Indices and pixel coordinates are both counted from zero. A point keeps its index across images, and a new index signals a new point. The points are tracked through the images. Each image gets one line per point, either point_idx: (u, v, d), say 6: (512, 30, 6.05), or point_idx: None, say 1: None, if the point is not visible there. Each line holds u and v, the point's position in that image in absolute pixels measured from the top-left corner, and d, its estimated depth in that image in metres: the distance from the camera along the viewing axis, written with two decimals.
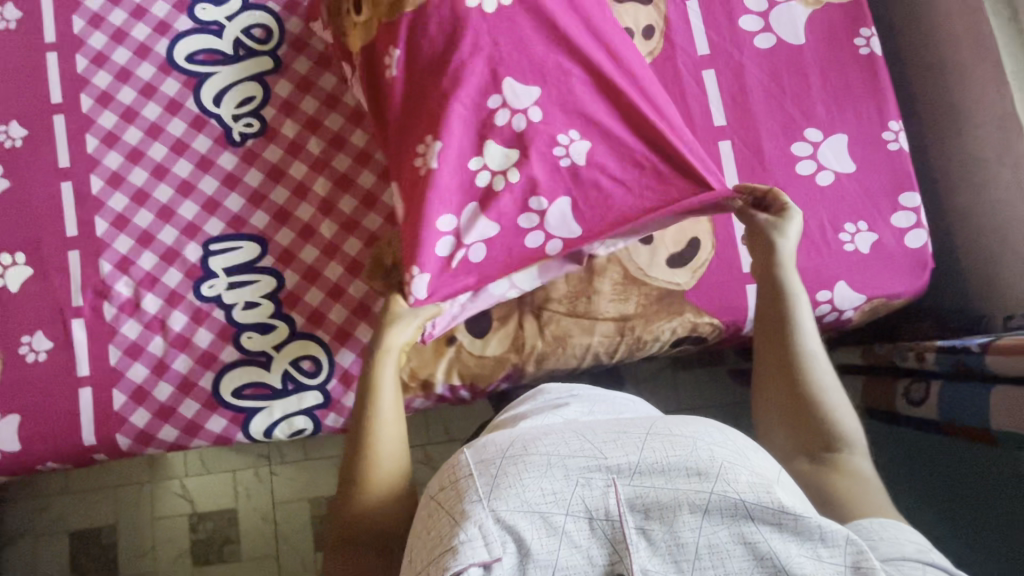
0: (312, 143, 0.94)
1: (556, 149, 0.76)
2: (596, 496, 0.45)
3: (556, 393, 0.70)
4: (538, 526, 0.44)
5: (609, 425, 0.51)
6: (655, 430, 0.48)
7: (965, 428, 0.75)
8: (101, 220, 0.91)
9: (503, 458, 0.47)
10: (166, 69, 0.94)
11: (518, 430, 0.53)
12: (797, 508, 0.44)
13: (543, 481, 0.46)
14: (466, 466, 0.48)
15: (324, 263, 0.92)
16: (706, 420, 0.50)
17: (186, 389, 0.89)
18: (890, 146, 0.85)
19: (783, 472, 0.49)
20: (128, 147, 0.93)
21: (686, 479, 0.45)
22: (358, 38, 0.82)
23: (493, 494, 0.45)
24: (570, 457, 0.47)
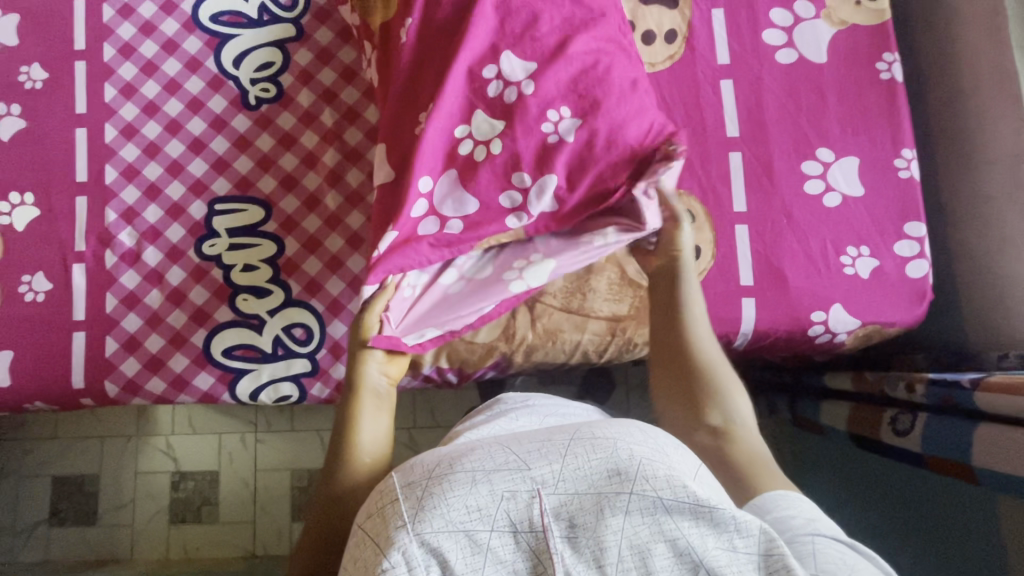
0: (326, 115, 0.94)
1: (544, 125, 0.75)
2: (521, 508, 0.41)
3: (512, 403, 0.68)
4: (462, 546, 0.40)
5: (533, 434, 0.47)
6: (579, 435, 0.45)
7: (948, 464, 0.74)
8: (112, 169, 0.92)
9: (429, 479, 0.43)
10: (190, 26, 0.95)
11: (447, 446, 0.49)
12: (712, 499, 0.41)
13: (468, 498, 0.41)
14: (392, 490, 0.43)
15: (326, 233, 0.92)
16: (630, 420, 0.47)
17: (178, 344, 0.90)
18: (902, 173, 0.84)
19: (703, 467, 0.46)
20: (145, 99, 0.94)
21: (607, 481, 0.42)
22: (379, 16, 0.85)
23: (416, 518, 0.41)
24: (495, 471, 0.43)
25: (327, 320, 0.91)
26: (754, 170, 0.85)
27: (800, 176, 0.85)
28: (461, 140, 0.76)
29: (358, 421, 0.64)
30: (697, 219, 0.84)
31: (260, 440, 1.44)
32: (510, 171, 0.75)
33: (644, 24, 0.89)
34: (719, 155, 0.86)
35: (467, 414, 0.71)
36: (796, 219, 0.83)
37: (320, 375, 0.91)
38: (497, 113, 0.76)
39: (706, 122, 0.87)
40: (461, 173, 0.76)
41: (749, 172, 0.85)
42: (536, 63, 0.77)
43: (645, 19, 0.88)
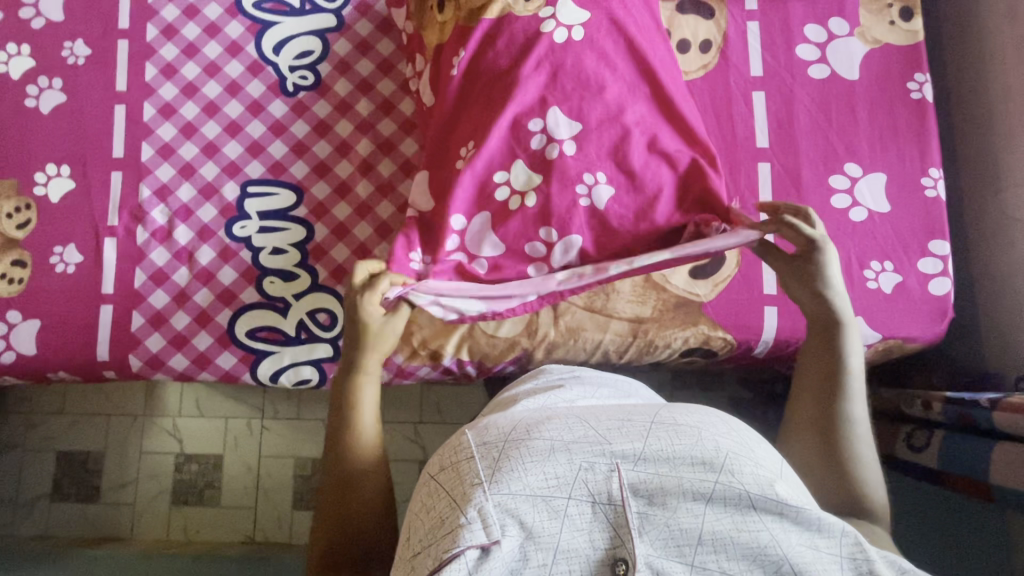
0: (362, 105, 0.96)
1: (578, 187, 0.76)
2: (599, 480, 0.47)
3: (557, 373, 0.77)
4: (540, 510, 0.46)
5: (612, 414, 0.53)
6: (660, 420, 0.51)
7: (968, 482, 0.75)
8: (148, 146, 0.94)
9: (506, 441, 0.50)
10: (233, 12, 0.96)
11: (519, 415, 0.55)
12: (799, 501, 0.46)
13: (545, 465, 0.48)
14: (469, 449, 0.50)
15: (355, 221, 0.94)
16: (711, 411, 0.53)
17: (203, 322, 0.91)
18: (928, 192, 0.86)
19: (787, 465, 0.51)
20: (184, 81, 0.95)
21: (692, 467, 0.47)
22: (434, 35, 0.86)
23: (493, 477, 0.47)
24: (574, 442, 0.49)
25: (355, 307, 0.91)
26: (781, 182, 0.86)
27: (824, 188, 0.86)
28: (499, 186, 0.78)
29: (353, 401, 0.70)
30: None
31: (266, 427, 1.45)
32: (540, 225, 0.77)
33: (679, 33, 0.90)
34: (748, 165, 0.87)
35: (511, 384, 0.79)
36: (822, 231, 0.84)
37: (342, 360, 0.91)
38: (537, 167, 0.77)
39: (737, 132, 0.88)
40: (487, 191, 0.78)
41: (776, 184, 0.86)
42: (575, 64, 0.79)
43: (681, 27, 0.90)
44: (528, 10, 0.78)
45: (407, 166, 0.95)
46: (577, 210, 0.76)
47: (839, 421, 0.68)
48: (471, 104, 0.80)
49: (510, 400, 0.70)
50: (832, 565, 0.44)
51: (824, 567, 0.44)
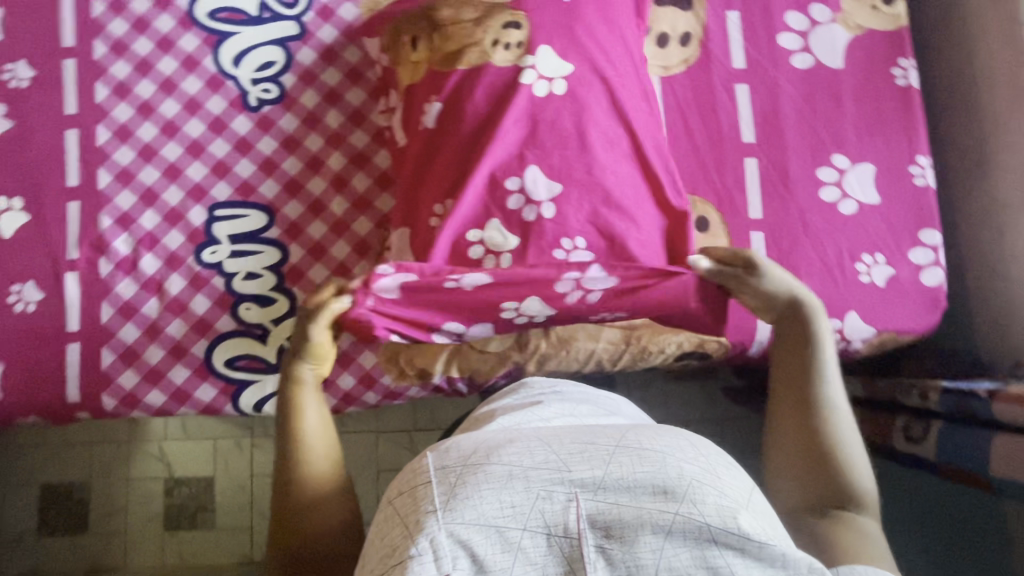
0: (331, 117, 0.91)
1: (558, 251, 0.73)
2: (557, 510, 0.46)
3: (539, 388, 0.74)
4: (493, 541, 0.45)
5: (576, 436, 0.52)
6: (624, 443, 0.49)
7: (965, 472, 0.74)
8: (105, 172, 0.88)
9: (464, 466, 0.49)
10: (186, 23, 0.91)
11: (483, 435, 0.54)
12: (762, 535, 0.45)
13: (502, 493, 0.46)
14: (426, 473, 0.49)
15: (332, 240, 0.90)
16: (678, 434, 0.51)
17: (177, 355, 0.87)
18: (917, 180, 0.84)
19: (754, 491, 0.50)
20: (139, 100, 0.90)
21: (652, 497, 0.46)
22: (408, 74, 0.83)
23: (448, 505, 0.46)
24: (533, 469, 0.48)
25: (335, 372, 0.88)
26: (769, 177, 0.84)
27: (812, 180, 0.84)
28: (472, 245, 0.74)
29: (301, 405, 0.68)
30: (713, 226, 0.83)
31: (256, 446, 1.41)
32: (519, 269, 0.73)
33: (658, 27, 0.87)
34: (734, 161, 0.85)
35: (489, 398, 0.77)
36: (813, 226, 0.82)
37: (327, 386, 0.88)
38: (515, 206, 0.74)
39: (722, 127, 0.85)
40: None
41: (764, 180, 0.84)
42: (553, 67, 0.75)
43: (660, 21, 0.87)
44: (507, 59, 0.76)
45: (382, 179, 0.91)
46: (563, 222, 0.73)
47: (822, 439, 0.66)
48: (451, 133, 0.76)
49: (486, 418, 0.68)
50: None
51: None
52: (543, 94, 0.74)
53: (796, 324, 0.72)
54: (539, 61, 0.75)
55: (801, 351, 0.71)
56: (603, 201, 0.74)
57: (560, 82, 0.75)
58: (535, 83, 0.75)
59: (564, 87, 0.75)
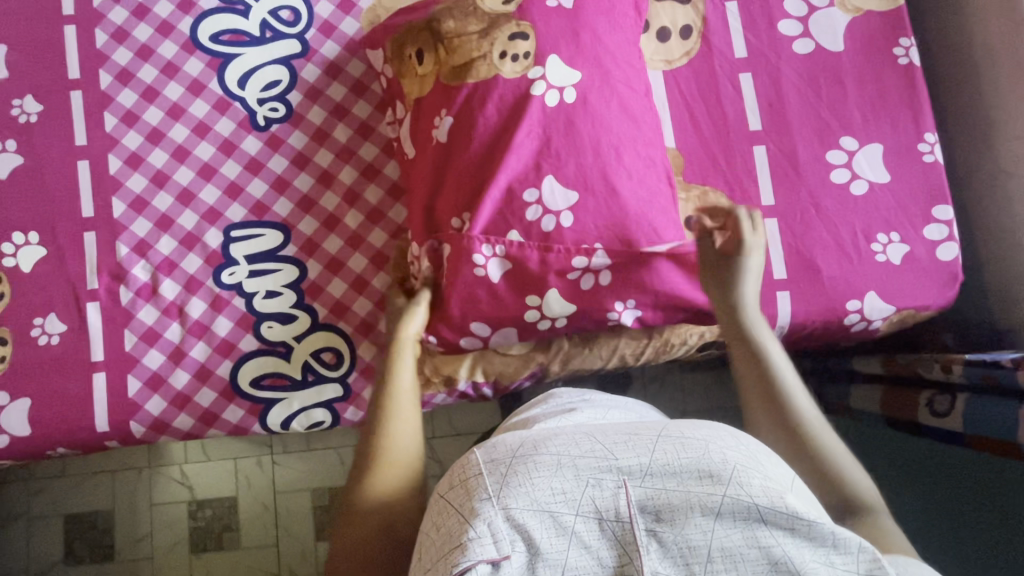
0: (339, 131, 0.92)
1: (576, 259, 0.75)
2: (607, 496, 0.48)
3: (567, 397, 0.75)
4: (547, 526, 0.46)
5: (618, 429, 0.54)
6: (667, 433, 0.51)
7: (992, 440, 0.75)
8: (119, 201, 0.89)
9: (512, 457, 0.50)
10: (190, 48, 0.91)
11: (526, 431, 0.56)
12: (811, 514, 0.45)
13: (553, 480, 0.48)
14: (476, 465, 0.50)
15: (348, 253, 0.90)
16: (718, 425, 0.53)
17: (203, 378, 0.88)
18: (926, 157, 0.85)
19: (796, 479, 0.51)
20: (148, 127, 0.90)
21: (700, 480, 0.48)
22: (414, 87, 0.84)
23: (501, 492, 0.48)
24: (581, 457, 0.50)
25: (360, 386, 0.89)
26: (778, 163, 0.85)
27: (821, 163, 0.85)
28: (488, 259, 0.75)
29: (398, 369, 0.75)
30: None
31: (277, 463, 1.42)
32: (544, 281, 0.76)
33: (658, 22, 0.88)
34: (743, 151, 0.85)
35: (518, 411, 0.77)
36: (825, 209, 0.83)
37: (353, 399, 0.89)
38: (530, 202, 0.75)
39: (728, 117, 0.86)
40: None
41: (774, 167, 0.85)
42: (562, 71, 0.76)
43: (659, 15, 0.87)
44: (516, 72, 0.76)
45: (394, 190, 0.91)
46: (580, 222, 0.75)
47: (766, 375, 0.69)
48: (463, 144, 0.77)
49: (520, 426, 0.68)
50: None
51: None
52: (554, 103, 0.75)
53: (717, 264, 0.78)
54: (549, 70, 0.76)
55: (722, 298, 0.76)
56: (619, 201, 0.75)
57: (571, 90, 0.76)
58: (547, 93, 0.75)
59: (575, 95, 0.76)
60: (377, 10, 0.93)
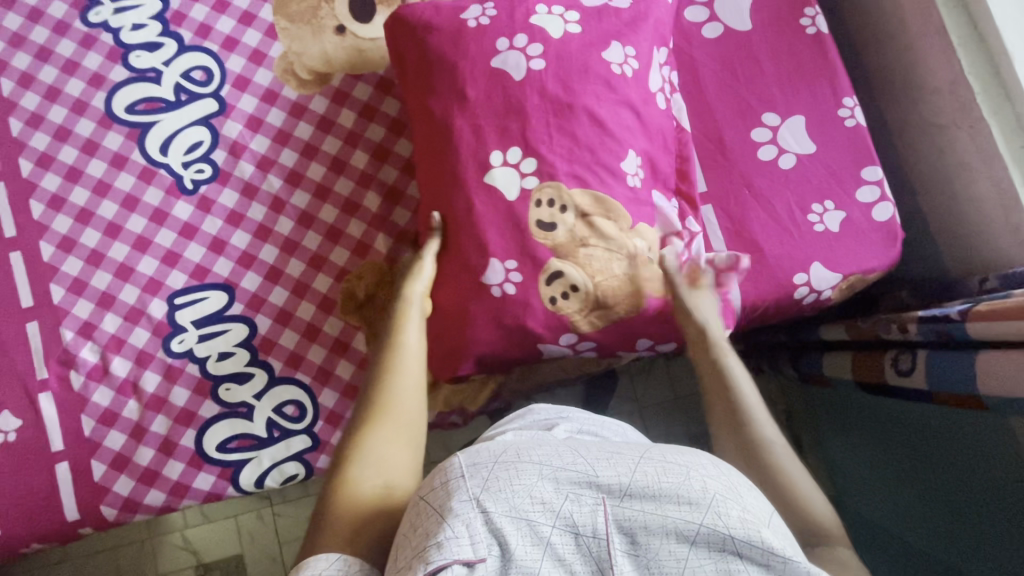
0: (268, 183, 0.91)
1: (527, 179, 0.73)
2: (585, 512, 0.48)
3: (545, 414, 0.73)
4: (524, 533, 0.46)
5: (603, 448, 0.54)
6: (649, 456, 0.52)
7: (955, 396, 0.75)
8: (58, 286, 0.88)
9: (496, 463, 0.51)
10: (106, 122, 0.90)
11: (511, 441, 0.57)
12: (787, 551, 0.46)
13: (533, 488, 0.49)
14: (458, 468, 0.51)
15: (296, 302, 0.90)
16: (701, 454, 0.54)
17: (168, 450, 0.87)
18: (848, 122, 0.85)
19: (775, 515, 0.51)
20: (76, 208, 0.89)
21: (678, 507, 0.48)
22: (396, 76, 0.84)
23: (483, 495, 0.48)
24: (562, 470, 0.50)
25: (327, 433, 0.89)
26: (706, 149, 0.85)
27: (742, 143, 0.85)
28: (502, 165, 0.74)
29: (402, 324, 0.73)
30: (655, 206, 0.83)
31: (278, 513, 1.41)
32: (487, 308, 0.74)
33: None
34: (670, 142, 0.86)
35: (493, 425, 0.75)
36: (757, 187, 0.83)
37: (323, 448, 0.89)
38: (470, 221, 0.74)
39: None
40: (392, 192, 0.92)
41: (702, 153, 0.85)
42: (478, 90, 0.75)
43: None
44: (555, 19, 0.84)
45: (332, 233, 0.91)
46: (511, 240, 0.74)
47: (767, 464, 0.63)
48: (431, 147, 0.77)
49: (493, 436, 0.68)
50: None
51: None
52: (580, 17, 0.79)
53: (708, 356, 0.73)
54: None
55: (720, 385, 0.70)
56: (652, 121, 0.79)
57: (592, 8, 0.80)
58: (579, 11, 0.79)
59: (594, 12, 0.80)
60: (288, 57, 0.92)
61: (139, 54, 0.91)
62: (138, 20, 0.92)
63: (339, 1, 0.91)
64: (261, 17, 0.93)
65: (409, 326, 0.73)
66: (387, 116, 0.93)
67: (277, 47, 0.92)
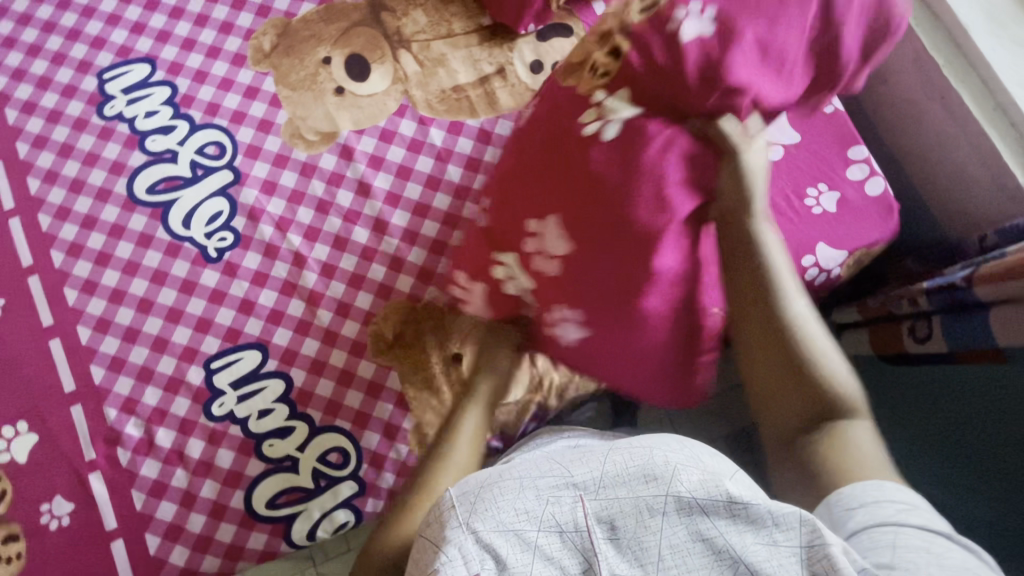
0: (289, 240, 0.94)
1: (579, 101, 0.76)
2: (566, 510, 0.51)
3: (548, 441, 0.75)
4: (513, 543, 0.49)
5: (579, 450, 0.58)
6: (617, 446, 0.55)
7: (977, 354, 0.76)
8: (97, 367, 0.91)
9: (481, 486, 0.54)
10: (130, 206, 0.95)
11: (496, 465, 0.59)
12: (746, 497, 0.49)
13: (517, 500, 0.52)
14: (449, 498, 0.54)
15: (328, 351, 0.92)
16: (663, 435, 0.57)
17: (219, 514, 0.88)
18: (826, 109, 0.90)
19: (739, 472, 0.54)
20: (109, 289, 0.93)
21: (644, 484, 0.51)
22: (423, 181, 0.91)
23: (471, 517, 0.51)
24: (541, 478, 0.54)
25: (373, 476, 0.89)
26: None
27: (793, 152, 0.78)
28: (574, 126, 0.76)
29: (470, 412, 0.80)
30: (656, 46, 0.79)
31: None
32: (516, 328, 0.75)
33: (550, 58, 0.96)
34: None
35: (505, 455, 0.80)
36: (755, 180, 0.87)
37: (370, 491, 0.90)
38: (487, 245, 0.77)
39: None
40: (408, 233, 0.94)
41: None
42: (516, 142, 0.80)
43: (549, 52, 0.96)
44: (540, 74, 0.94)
45: (354, 280, 0.93)
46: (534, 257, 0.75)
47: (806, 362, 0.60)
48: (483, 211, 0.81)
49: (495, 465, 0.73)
50: (790, 558, 0.45)
51: (780, 563, 0.45)
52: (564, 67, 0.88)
53: (758, 289, 0.63)
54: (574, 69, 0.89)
55: (766, 312, 0.62)
56: None
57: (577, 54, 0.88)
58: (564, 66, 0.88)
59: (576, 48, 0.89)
60: (294, 122, 0.97)
61: (155, 138, 0.97)
62: (151, 108, 0.98)
63: (336, 65, 0.97)
64: (263, 89, 0.99)
65: (473, 422, 0.79)
66: (394, 163, 0.95)
67: (283, 113, 0.98)
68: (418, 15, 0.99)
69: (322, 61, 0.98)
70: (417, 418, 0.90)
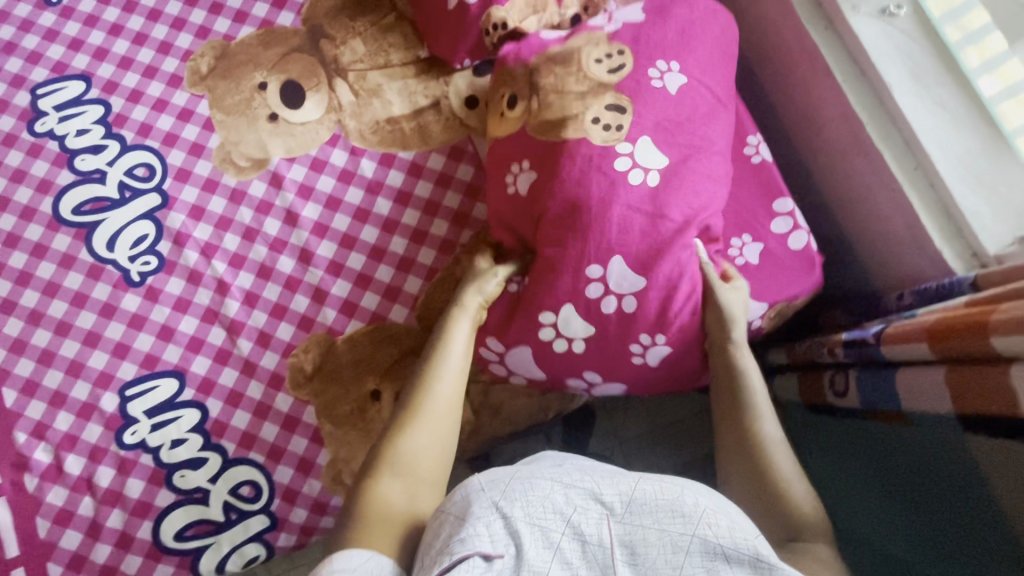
0: (214, 267, 0.93)
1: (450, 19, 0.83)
2: (590, 522, 0.52)
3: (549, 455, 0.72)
4: (536, 539, 0.51)
5: (610, 471, 0.59)
6: (648, 475, 0.56)
7: (887, 414, 0.76)
8: (10, 389, 0.89)
9: (513, 479, 0.56)
10: (54, 226, 0.94)
11: (526, 464, 0.61)
12: (772, 559, 0.50)
13: (546, 499, 0.53)
14: (477, 483, 0.56)
15: (246, 381, 0.91)
16: (697, 481, 0.57)
17: (125, 545, 0.86)
18: (755, 158, 0.90)
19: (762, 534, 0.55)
20: (27, 310, 0.92)
21: (671, 519, 0.52)
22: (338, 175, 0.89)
23: (503, 506, 0.53)
24: (572, 485, 0.55)
25: (285, 511, 0.89)
26: None
27: (630, 180, 0.75)
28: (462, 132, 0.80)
29: (453, 323, 0.79)
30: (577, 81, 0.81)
31: None
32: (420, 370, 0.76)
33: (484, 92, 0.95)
34: None
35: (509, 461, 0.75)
36: None
37: (282, 525, 0.89)
38: None
39: None
40: (334, 265, 0.93)
41: None
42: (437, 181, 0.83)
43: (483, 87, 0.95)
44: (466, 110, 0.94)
45: (276, 310, 0.92)
46: None
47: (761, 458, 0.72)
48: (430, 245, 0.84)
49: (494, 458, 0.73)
50: None
51: None
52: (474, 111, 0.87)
53: (724, 367, 0.78)
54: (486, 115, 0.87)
55: (738, 421, 0.75)
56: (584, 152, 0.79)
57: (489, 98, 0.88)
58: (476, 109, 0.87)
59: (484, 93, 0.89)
60: (226, 147, 0.96)
61: (84, 158, 0.96)
62: (82, 126, 0.97)
63: (270, 91, 0.96)
64: (198, 112, 0.98)
65: (460, 332, 0.78)
66: (323, 193, 0.95)
67: (215, 138, 0.97)
68: (356, 44, 0.98)
69: (257, 87, 0.97)
70: (332, 450, 0.89)
